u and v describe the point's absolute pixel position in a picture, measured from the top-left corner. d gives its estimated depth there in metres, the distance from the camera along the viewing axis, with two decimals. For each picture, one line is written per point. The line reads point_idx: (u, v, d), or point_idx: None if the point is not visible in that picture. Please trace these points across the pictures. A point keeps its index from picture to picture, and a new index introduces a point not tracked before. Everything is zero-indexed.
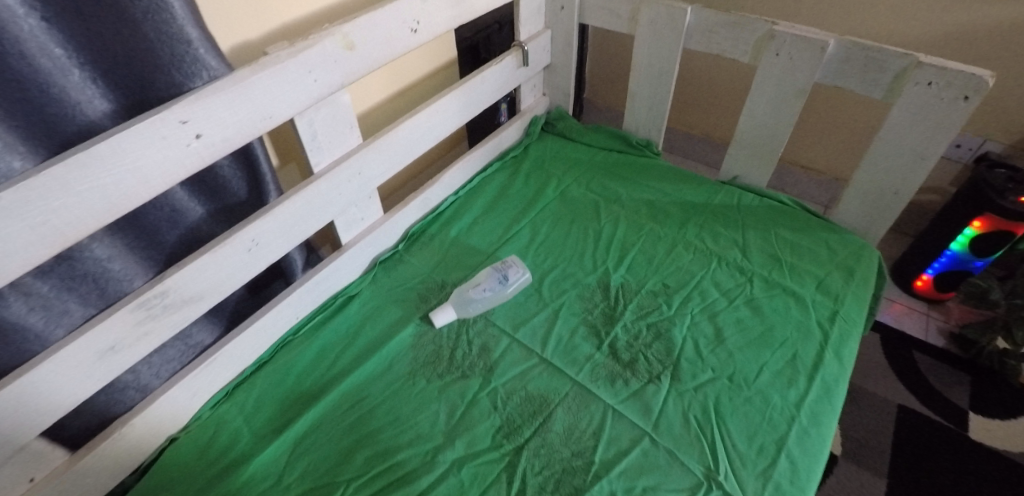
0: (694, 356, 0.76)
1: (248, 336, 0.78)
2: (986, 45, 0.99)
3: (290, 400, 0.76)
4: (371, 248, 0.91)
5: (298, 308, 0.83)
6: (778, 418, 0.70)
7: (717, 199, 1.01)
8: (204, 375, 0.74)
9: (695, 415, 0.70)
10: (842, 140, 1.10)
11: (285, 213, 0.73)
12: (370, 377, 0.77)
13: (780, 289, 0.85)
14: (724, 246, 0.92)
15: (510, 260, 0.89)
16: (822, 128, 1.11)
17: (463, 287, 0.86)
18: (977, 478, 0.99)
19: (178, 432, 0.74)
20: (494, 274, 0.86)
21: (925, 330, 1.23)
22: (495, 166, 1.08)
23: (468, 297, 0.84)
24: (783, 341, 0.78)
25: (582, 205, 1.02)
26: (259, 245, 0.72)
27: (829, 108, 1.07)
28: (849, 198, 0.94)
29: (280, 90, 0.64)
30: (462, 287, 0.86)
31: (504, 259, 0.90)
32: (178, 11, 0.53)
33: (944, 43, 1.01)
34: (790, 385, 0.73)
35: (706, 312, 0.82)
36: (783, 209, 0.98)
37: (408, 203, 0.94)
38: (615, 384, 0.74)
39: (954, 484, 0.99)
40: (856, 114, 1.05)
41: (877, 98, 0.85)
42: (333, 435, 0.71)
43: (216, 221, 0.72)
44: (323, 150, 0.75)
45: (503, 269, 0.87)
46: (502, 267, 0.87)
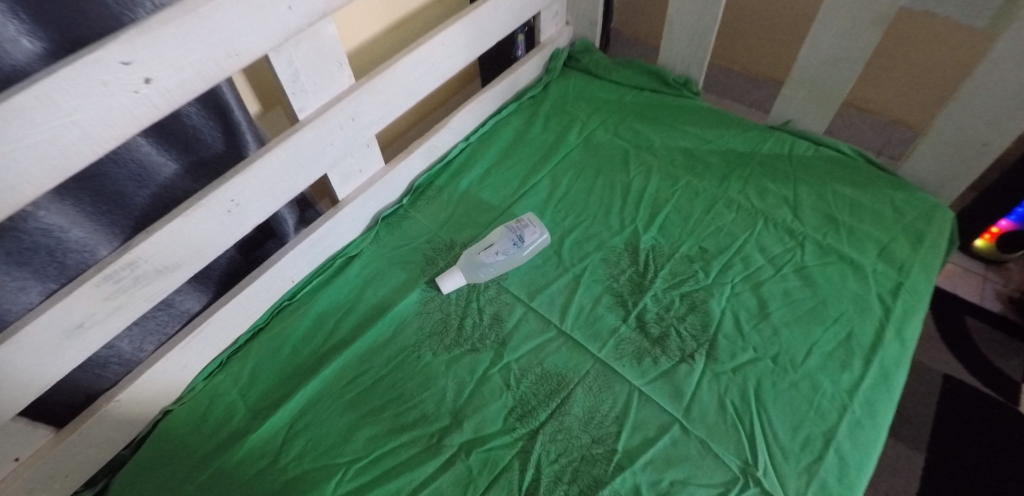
0: (733, 332, 0.68)
1: (239, 302, 0.71)
2: None
3: (287, 372, 0.70)
4: (373, 203, 0.82)
5: (293, 271, 0.76)
6: (827, 407, 0.62)
7: (765, 148, 0.88)
8: (193, 345, 0.69)
9: (733, 401, 0.63)
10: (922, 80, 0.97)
11: (268, 168, 0.64)
12: (371, 348, 0.71)
13: (835, 256, 0.74)
14: (771, 204, 0.81)
15: (526, 218, 0.79)
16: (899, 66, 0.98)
17: (473, 249, 0.77)
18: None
19: (172, 404, 0.69)
20: (508, 235, 0.77)
21: (981, 294, 1.12)
22: (511, 107, 0.96)
23: (479, 261, 0.76)
24: (836, 317, 0.68)
25: (608, 153, 0.90)
26: (241, 205, 0.63)
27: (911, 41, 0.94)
28: (923, 149, 0.80)
29: (247, 21, 0.53)
30: (473, 248, 0.77)
31: (520, 218, 0.81)
32: None
33: None
34: (842, 370, 0.64)
35: (749, 282, 0.72)
36: (842, 160, 0.85)
37: (412, 152, 0.84)
38: (642, 362, 0.66)
39: (1001, 462, 0.91)
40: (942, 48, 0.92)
41: (977, 26, 0.69)
42: (333, 412, 0.66)
43: (191, 178, 0.63)
44: (308, 93, 0.65)
45: (519, 230, 0.78)
46: (517, 228, 0.78)
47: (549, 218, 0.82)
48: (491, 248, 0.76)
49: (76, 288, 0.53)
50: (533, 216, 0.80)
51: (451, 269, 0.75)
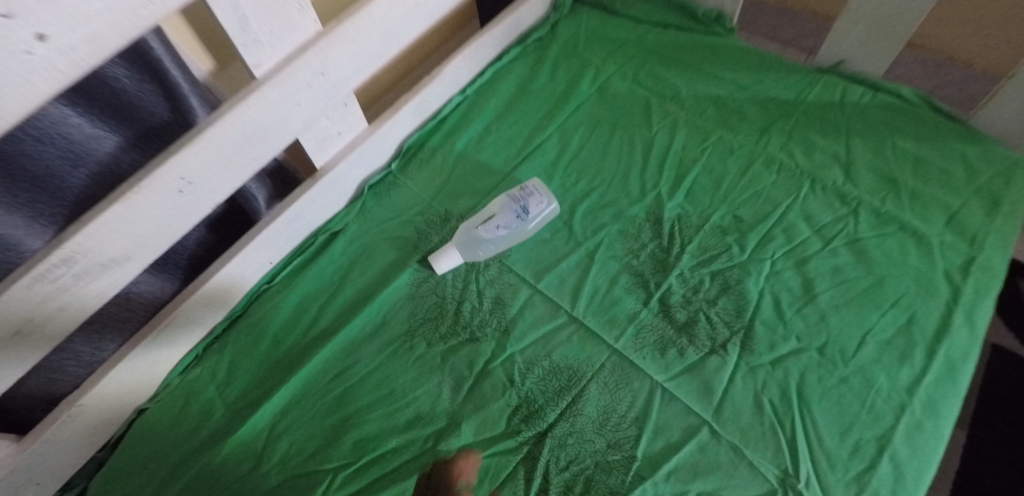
0: (773, 319, 0.58)
1: (210, 290, 0.64)
2: None
3: (268, 366, 0.63)
4: (356, 170, 0.72)
5: (269, 251, 0.68)
6: (882, 406, 0.53)
7: (812, 94, 0.75)
8: (162, 339, 0.62)
9: (771, 400, 0.54)
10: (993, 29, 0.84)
11: (221, 138, 0.54)
12: (358, 338, 0.63)
13: (894, 226, 0.63)
14: (818, 164, 0.69)
15: (530, 185, 0.69)
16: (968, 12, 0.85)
17: (471, 223, 0.68)
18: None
19: (147, 402, 0.64)
20: (509, 205, 0.67)
21: None
22: (514, 51, 0.83)
23: (478, 237, 0.67)
24: (895, 299, 0.58)
25: (627, 105, 0.77)
26: (194, 183, 0.54)
27: None
28: (1006, 94, 0.67)
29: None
30: (471, 222, 0.68)
31: (524, 183, 0.70)
32: None
33: None
34: (901, 362, 0.55)
35: (791, 258, 0.62)
36: (905, 108, 0.71)
37: (399, 110, 0.73)
38: (665, 354, 0.57)
39: None
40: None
41: None
42: (318, 410, 0.59)
43: (131, 151, 0.54)
44: (263, 45, 0.53)
45: (523, 199, 0.68)
46: (520, 197, 0.68)
47: (558, 183, 0.71)
48: (491, 222, 0.66)
49: (5, 291, 0.45)
50: (538, 183, 0.70)
51: (446, 247, 0.66)
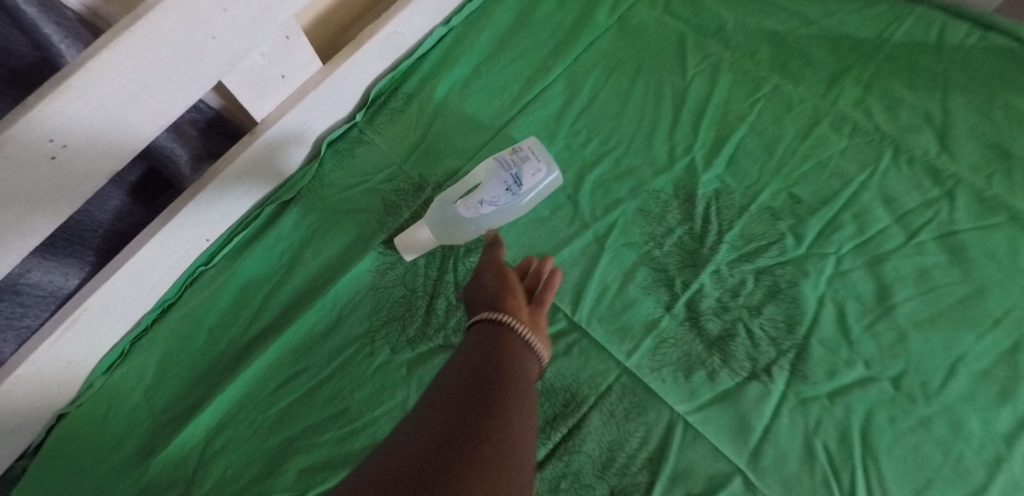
0: (833, 337, 0.45)
1: (191, 213, 0.52)
2: None
3: (203, 368, 0.52)
4: (310, 123, 0.58)
5: (204, 226, 0.55)
6: (972, 460, 0.40)
7: (900, 32, 0.57)
8: (72, 337, 0.50)
9: (826, 445, 0.42)
10: None
11: (109, 83, 0.40)
12: (308, 339, 0.51)
13: (1003, 214, 0.48)
14: (904, 127, 0.53)
15: (526, 145, 0.52)
16: None
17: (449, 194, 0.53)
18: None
19: (69, 406, 0.52)
20: (498, 174, 0.51)
21: None
22: None
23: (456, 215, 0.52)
24: (997, 315, 0.45)
25: (656, 41, 0.60)
26: (73, 146, 0.41)
27: None
28: None
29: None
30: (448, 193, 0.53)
31: (520, 142, 0.53)
32: None
33: None
34: (1001, 402, 0.42)
35: (862, 255, 0.48)
36: None
37: (364, 46, 0.57)
38: (691, 378, 0.45)
39: None
40: None
41: None
42: (260, 428, 0.49)
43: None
44: None
45: (516, 165, 0.51)
46: (512, 162, 0.51)
47: (563, 144, 0.56)
48: (473, 196, 0.50)
49: None
50: (536, 142, 0.53)
51: (414, 229, 0.52)
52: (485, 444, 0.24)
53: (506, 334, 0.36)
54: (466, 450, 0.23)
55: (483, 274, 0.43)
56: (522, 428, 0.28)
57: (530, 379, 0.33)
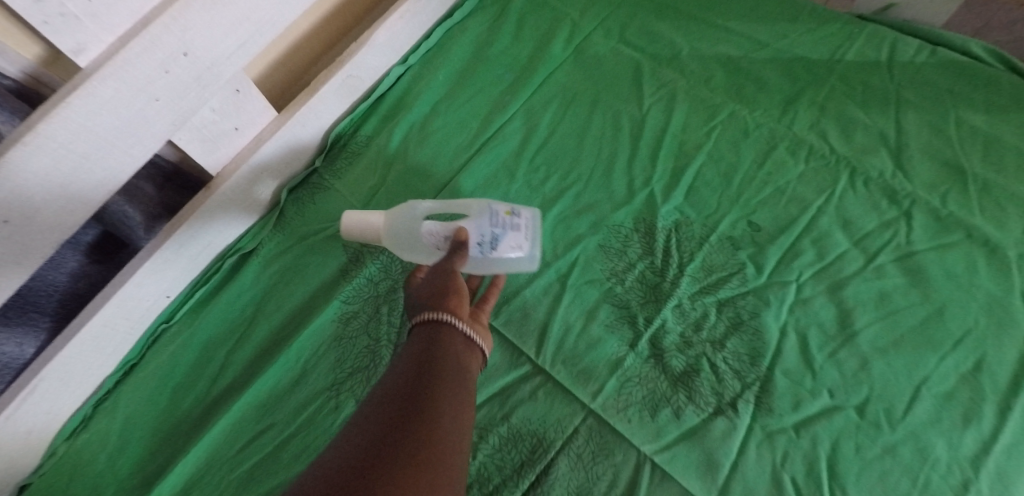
0: (797, 366, 0.45)
1: (150, 273, 0.52)
2: None
3: (168, 430, 0.51)
4: (269, 171, 0.57)
5: (163, 283, 0.54)
6: (939, 485, 0.41)
7: (849, 53, 0.58)
8: (31, 407, 0.49)
9: (794, 478, 0.42)
10: None
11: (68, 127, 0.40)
12: (274, 394, 0.51)
13: (958, 233, 0.48)
14: (859, 148, 0.53)
15: (526, 217, 0.47)
16: None
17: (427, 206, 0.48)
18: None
19: (30, 477, 0.51)
20: (480, 226, 0.45)
21: None
22: (468, 5, 0.65)
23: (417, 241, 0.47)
24: (958, 335, 0.45)
25: (612, 71, 0.61)
26: (15, 221, 0.40)
27: None
28: None
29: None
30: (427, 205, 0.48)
31: (529, 210, 0.48)
32: None
33: None
34: (965, 424, 0.42)
35: (824, 281, 0.48)
36: (978, 68, 0.55)
37: (320, 90, 0.57)
38: (657, 416, 0.44)
39: None
40: None
41: None
42: (226, 488, 0.48)
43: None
44: (78, 20, 0.38)
45: (503, 227, 0.45)
46: (503, 223, 0.45)
47: (522, 181, 0.56)
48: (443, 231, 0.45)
49: None
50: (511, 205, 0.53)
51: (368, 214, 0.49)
52: (412, 456, 0.25)
53: (449, 336, 0.36)
54: (390, 466, 0.24)
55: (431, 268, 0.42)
56: (455, 442, 0.28)
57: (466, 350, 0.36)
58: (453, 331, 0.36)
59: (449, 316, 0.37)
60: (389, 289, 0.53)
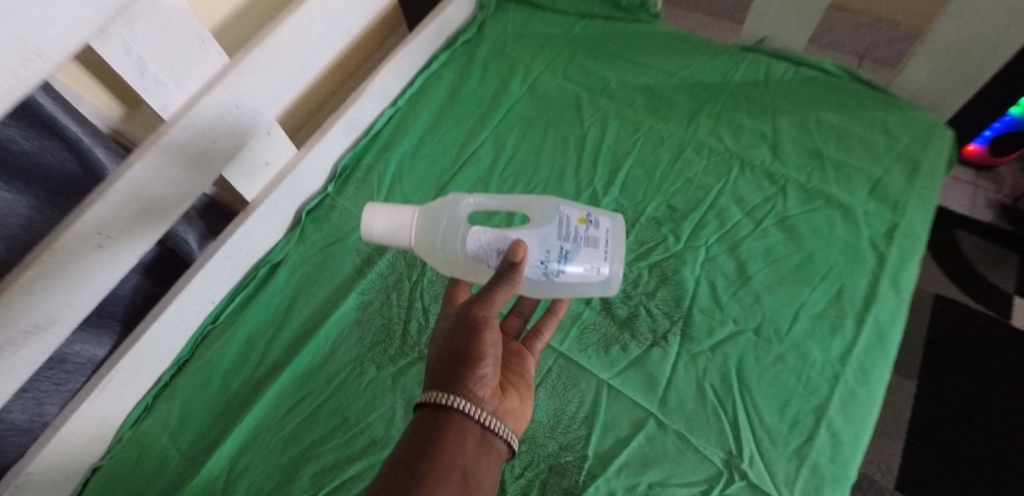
0: (709, 305, 0.60)
1: (202, 280, 0.65)
2: None
3: (221, 409, 0.62)
4: (292, 197, 0.72)
5: (210, 290, 0.67)
6: (817, 379, 0.55)
7: (737, 75, 0.75)
8: (107, 395, 0.60)
9: (713, 385, 0.56)
10: None
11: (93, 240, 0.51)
12: (309, 369, 0.63)
13: (821, 200, 0.65)
14: (746, 145, 0.70)
15: (594, 231, 0.51)
16: None
17: (471, 204, 0.53)
18: (1008, 367, 0.94)
19: (101, 459, 0.61)
20: (550, 241, 0.49)
21: (971, 204, 1.11)
22: (442, 58, 0.82)
23: (455, 246, 0.51)
24: (824, 273, 0.60)
25: (558, 102, 0.78)
26: (114, 235, 0.53)
27: None
28: (919, 60, 0.69)
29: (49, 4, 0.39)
30: (474, 201, 0.53)
31: (596, 221, 0.52)
32: None
33: None
34: (833, 333, 0.57)
35: (725, 242, 0.63)
36: (830, 80, 0.73)
37: (329, 130, 0.72)
38: (609, 351, 0.59)
39: (982, 392, 0.93)
40: None
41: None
42: (274, 447, 0.59)
43: (17, 207, 0.48)
44: (167, 85, 0.52)
45: (575, 239, 0.50)
46: (570, 238, 0.49)
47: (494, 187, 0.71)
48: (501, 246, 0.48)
49: None
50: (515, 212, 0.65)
51: (405, 220, 0.53)
52: None
53: (461, 452, 0.40)
54: None
55: (462, 335, 0.45)
56: None
57: (470, 466, 0.40)
58: (464, 425, 0.41)
59: (458, 401, 0.42)
60: (396, 281, 0.67)
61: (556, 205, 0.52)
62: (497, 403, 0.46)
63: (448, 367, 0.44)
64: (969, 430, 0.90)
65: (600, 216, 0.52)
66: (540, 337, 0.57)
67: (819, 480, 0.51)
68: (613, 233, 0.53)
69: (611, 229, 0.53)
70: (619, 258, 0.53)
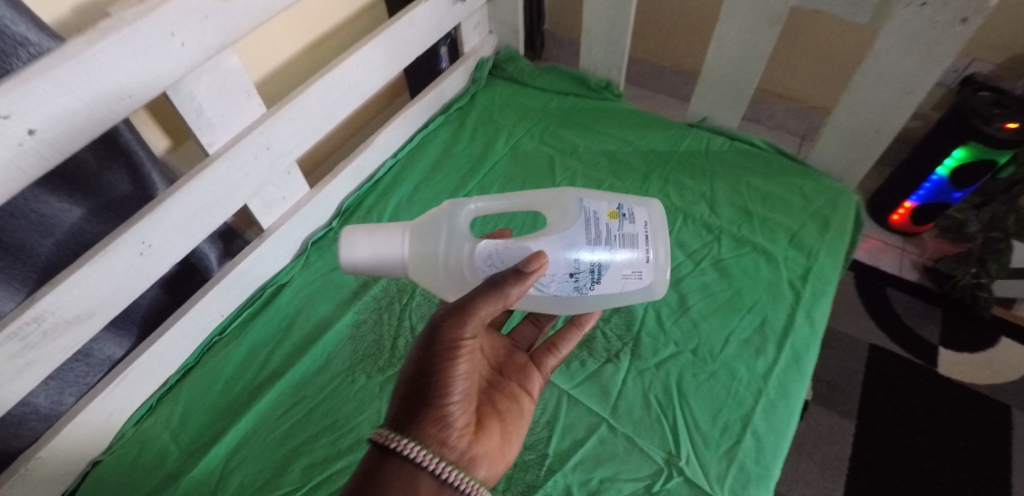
0: (655, 329, 0.71)
1: (217, 295, 0.74)
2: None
3: (220, 411, 0.69)
4: (301, 228, 0.82)
5: (222, 305, 0.75)
6: (744, 392, 0.65)
7: (683, 146, 0.91)
8: (119, 393, 0.67)
9: (657, 396, 0.66)
10: (829, 81, 1.20)
11: (123, 262, 0.59)
12: (305, 377, 0.71)
13: (749, 247, 0.78)
14: (689, 201, 0.84)
15: (627, 230, 0.55)
16: (802, 70, 1.21)
17: (474, 210, 0.55)
18: (934, 412, 1.05)
19: (102, 454, 0.67)
20: (584, 241, 0.53)
21: (899, 265, 1.26)
22: (438, 120, 0.97)
23: (460, 258, 0.53)
24: (751, 306, 0.72)
25: (534, 160, 0.92)
26: (154, 245, 0.61)
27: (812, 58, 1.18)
28: (826, 140, 0.84)
29: (145, 57, 0.51)
30: (478, 205, 0.55)
31: (629, 217, 0.56)
32: None
33: None
34: (757, 355, 0.68)
35: (670, 279, 0.76)
36: (759, 153, 0.89)
37: (339, 174, 0.84)
38: (570, 367, 0.69)
39: (913, 433, 1.02)
40: (844, 56, 1.13)
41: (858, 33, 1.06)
42: (267, 445, 0.66)
43: (75, 216, 0.58)
44: (216, 127, 0.64)
45: (608, 239, 0.54)
46: (603, 239, 0.54)
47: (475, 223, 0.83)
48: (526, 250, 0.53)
49: None
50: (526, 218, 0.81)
51: (394, 236, 0.54)
52: None
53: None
54: None
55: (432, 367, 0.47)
56: None
57: None
58: (418, 476, 0.44)
59: (410, 448, 0.43)
60: (388, 302, 0.77)
61: (590, 203, 0.56)
62: (464, 447, 0.48)
63: (408, 404, 0.47)
64: (903, 468, 0.99)
65: (633, 209, 0.57)
66: (553, 352, 0.65)
67: (745, 478, 0.60)
68: (649, 224, 0.57)
69: (647, 220, 0.57)
70: (658, 244, 0.57)
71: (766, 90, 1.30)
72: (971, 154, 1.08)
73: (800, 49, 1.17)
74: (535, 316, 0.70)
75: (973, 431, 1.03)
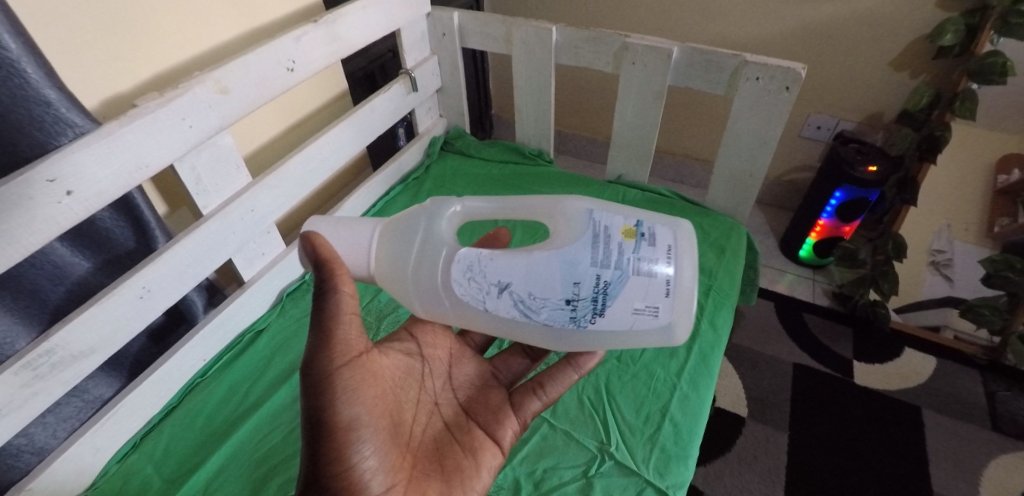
0: None
1: (200, 340, 0.83)
2: (806, 43, 1.30)
3: (202, 443, 0.76)
4: (278, 280, 0.94)
5: (204, 349, 0.84)
6: (661, 388, 0.77)
7: (604, 198, 1.09)
8: (106, 430, 0.73)
9: (589, 397, 0.77)
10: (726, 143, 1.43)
11: (122, 305, 0.69)
12: (281, 406, 0.80)
13: None
14: None
15: (648, 255, 0.57)
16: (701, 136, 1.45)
17: (460, 211, 0.61)
18: (854, 417, 1.17)
19: (85, 490, 0.72)
20: (587, 262, 0.56)
21: (812, 294, 1.44)
22: (398, 188, 1.13)
23: (432, 277, 0.58)
24: None
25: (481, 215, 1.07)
26: (151, 290, 0.72)
27: (704, 126, 1.42)
28: (716, 186, 1.03)
29: (161, 136, 0.66)
30: (467, 206, 0.61)
31: (655, 238, 0.58)
32: (52, 96, 0.56)
33: (800, 39, 1.30)
34: (671, 357, 0.81)
35: None
36: (666, 199, 1.08)
37: None
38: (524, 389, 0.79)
39: (837, 437, 1.14)
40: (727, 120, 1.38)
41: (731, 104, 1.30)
42: (247, 467, 0.73)
43: (82, 267, 0.69)
44: (210, 193, 0.77)
45: (618, 264, 0.56)
46: (612, 263, 0.56)
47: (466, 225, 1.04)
48: (520, 270, 0.56)
49: None
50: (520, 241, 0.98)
51: (362, 229, 0.61)
52: None
53: None
54: None
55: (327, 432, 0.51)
56: None
57: None
58: None
59: None
60: None
61: (607, 224, 0.58)
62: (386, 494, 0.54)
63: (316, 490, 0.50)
64: (832, 470, 1.09)
65: (655, 231, 0.58)
66: (536, 396, 0.71)
67: (666, 457, 0.70)
68: (675, 246, 0.58)
69: (671, 243, 0.58)
70: (682, 266, 0.58)
71: (682, 154, 1.51)
72: (849, 193, 1.29)
73: (696, 119, 1.42)
74: (528, 350, 0.78)
75: (890, 432, 1.15)
